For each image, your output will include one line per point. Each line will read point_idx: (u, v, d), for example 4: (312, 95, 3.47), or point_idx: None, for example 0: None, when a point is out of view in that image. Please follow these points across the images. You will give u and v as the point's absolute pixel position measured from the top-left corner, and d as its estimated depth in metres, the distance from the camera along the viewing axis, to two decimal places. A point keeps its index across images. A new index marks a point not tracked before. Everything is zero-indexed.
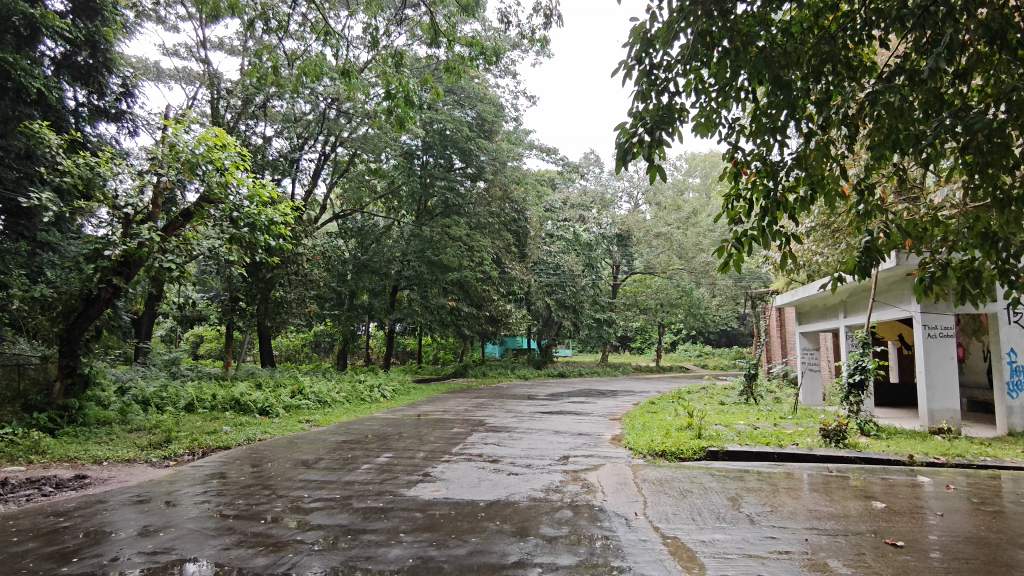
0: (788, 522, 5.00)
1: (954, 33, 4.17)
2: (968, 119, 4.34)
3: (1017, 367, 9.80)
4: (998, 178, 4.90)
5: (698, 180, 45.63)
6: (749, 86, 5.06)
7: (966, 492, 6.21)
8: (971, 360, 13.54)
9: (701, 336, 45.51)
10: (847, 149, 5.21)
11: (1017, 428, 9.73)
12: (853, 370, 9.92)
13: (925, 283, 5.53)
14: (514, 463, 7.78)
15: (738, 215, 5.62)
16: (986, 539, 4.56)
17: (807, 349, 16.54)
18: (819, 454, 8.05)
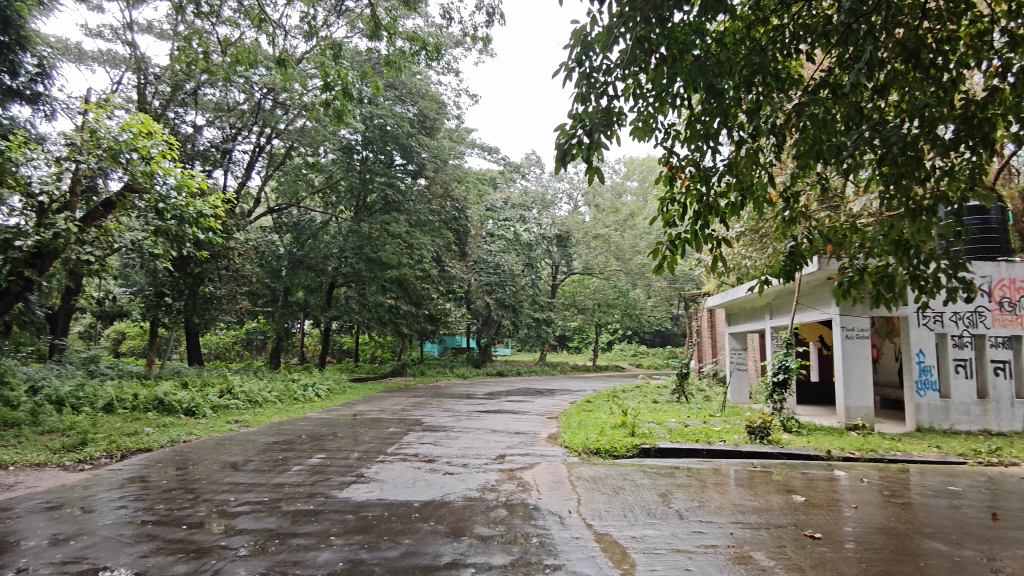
0: (714, 517, 5.16)
1: (874, 51, 4.41)
2: (885, 133, 4.60)
3: (925, 367, 10.46)
4: (910, 189, 5.21)
5: (636, 183, 46.62)
6: (684, 93, 5.22)
7: (878, 485, 6.58)
8: (884, 360, 14.35)
9: (636, 336, 46.47)
10: (774, 157, 5.43)
11: (924, 423, 10.37)
12: (778, 369, 10.33)
13: (844, 287, 5.84)
14: (450, 463, 7.72)
15: (672, 219, 5.75)
16: (895, 529, 4.83)
17: (737, 350, 17.13)
18: (744, 451, 8.36)
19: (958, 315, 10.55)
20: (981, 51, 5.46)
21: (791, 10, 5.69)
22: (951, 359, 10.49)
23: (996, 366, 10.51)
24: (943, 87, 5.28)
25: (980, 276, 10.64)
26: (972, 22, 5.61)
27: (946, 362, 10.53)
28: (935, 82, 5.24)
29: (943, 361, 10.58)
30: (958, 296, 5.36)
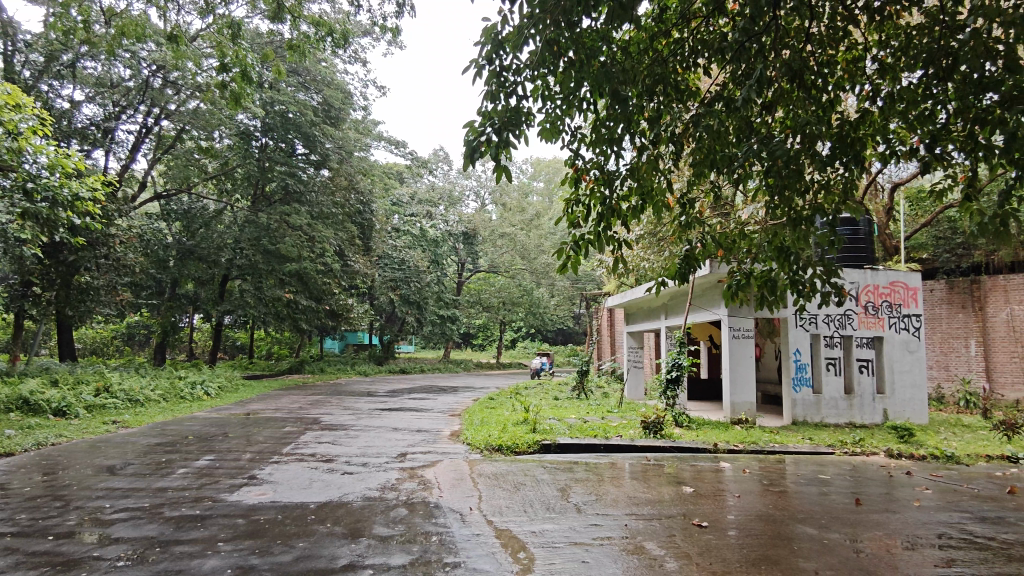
0: (610, 509, 5.34)
1: (763, 69, 4.73)
2: (771, 146, 4.93)
3: (801, 364, 11.32)
4: (792, 200, 5.62)
5: (542, 184, 47.37)
6: (590, 98, 5.36)
7: (758, 475, 7.06)
8: (765, 359, 15.41)
9: (539, 334, 47.26)
10: (672, 164, 5.68)
11: (799, 417, 11.19)
12: (671, 367, 10.89)
13: (733, 290, 6.20)
14: (349, 462, 7.52)
15: (576, 220, 5.86)
16: (773, 516, 5.20)
17: (634, 348, 17.81)
18: (639, 445, 8.70)
19: (829, 317, 11.54)
20: (855, 76, 5.98)
21: (690, 26, 5.98)
22: (823, 357, 11.42)
23: (860, 364, 11.55)
24: (821, 107, 5.73)
25: (849, 282, 11.66)
26: (848, 49, 6.12)
27: (819, 360, 11.46)
28: (815, 101, 5.68)
29: (816, 359, 11.51)
30: (831, 300, 5.82)
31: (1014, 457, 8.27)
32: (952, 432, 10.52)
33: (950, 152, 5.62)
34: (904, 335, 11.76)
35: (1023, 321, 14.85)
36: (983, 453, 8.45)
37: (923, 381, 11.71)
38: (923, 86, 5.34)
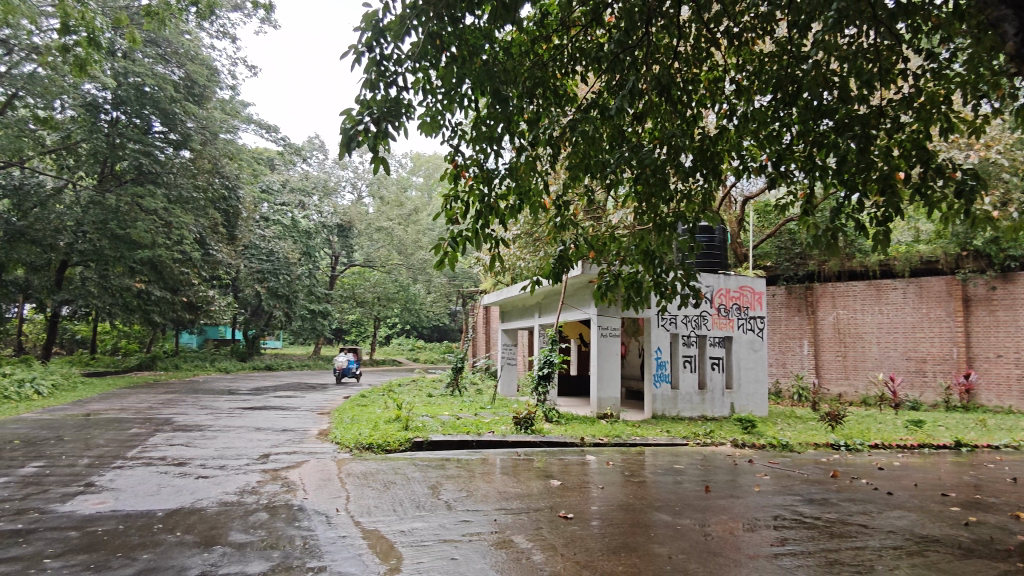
0: (480, 505, 5.39)
1: (635, 81, 5.00)
2: (641, 155, 5.24)
3: (661, 361, 12.06)
4: (657, 207, 5.99)
5: (421, 178, 46.82)
6: (471, 95, 5.38)
7: (620, 467, 7.43)
8: (629, 357, 16.27)
9: (414, 331, 46.73)
10: (549, 166, 5.81)
11: (658, 412, 11.90)
12: (543, 364, 11.19)
13: (602, 290, 6.45)
14: (204, 465, 7.02)
15: (454, 216, 5.80)
16: (632, 505, 5.49)
17: (507, 345, 18.10)
18: (510, 441, 8.86)
19: (687, 317, 12.39)
20: (716, 95, 6.46)
21: (570, 33, 6.17)
22: (681, 355, 12.25)
23: (713, 361, 12.53)
24: (685, 120, 6.15)
25: (705, 286, 12.54)
26: (710, 69, 6.58)
27: (677, 358, 12.26)
28: (680, 115, 6.09)
29: (675, 357, 12.31)
30: (689, 302, 6.23)
31: (836, 444, 9.31)
32: (787, 423, 11.67)
33: (793, 171, 6.22)
34: (750, 335, 12.87)
35: (847, 325, 17.00)
36: (812, 442, 9.44)
37: (764, 377, 12.90)
38: (772, 109, 5.91)
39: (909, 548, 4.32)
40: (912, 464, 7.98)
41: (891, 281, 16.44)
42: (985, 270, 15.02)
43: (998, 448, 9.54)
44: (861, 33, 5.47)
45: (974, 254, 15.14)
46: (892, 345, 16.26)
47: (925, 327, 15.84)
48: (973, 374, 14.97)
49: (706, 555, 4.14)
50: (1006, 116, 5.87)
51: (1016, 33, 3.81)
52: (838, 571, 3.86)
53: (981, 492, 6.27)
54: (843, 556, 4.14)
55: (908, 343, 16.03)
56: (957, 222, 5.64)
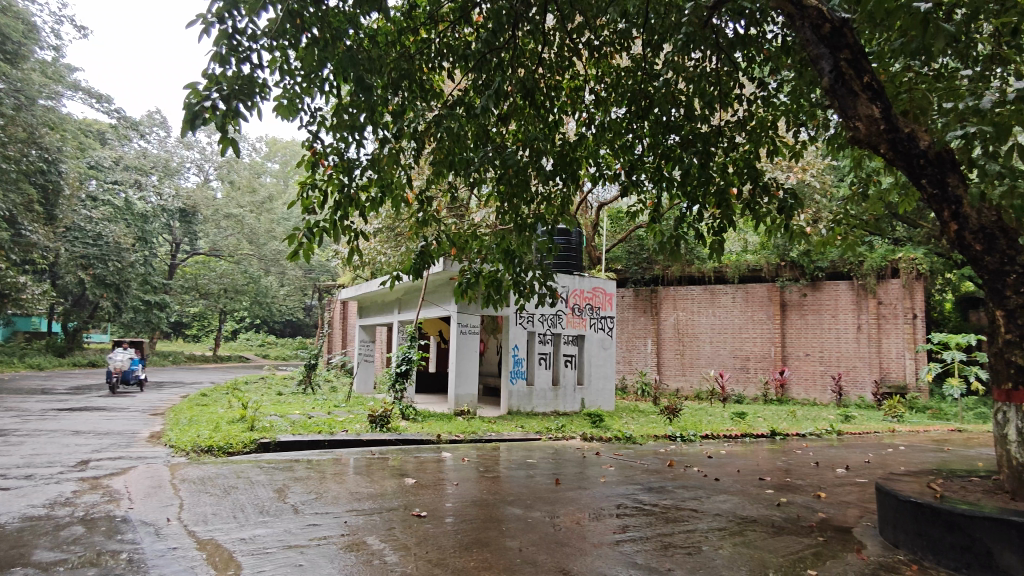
0: (330, 507, 5.20)
1: (500, 82, 5.07)
2: (504, 156, 5.32)
3: (518, 358, 12.35)
4: (518, 207, 6.12)
5: (276, 165, 44.39)
6: (333, 81, 5.17)
7: (475, 463, 7.51)
8: (488, 354, 16.49)
9: (265, 326, 44.13)
10: (413, 160, 5.71)
11: (513, 407, 12.16)
12: (401, 361, 11.03)
13: (462, 287, 6.43)
14: (4, 475, 6.11)
15: (311, 205, 5.51)
16: (486, 500, 5.57)
17: (365, 341, 17.62)
18: (364, 440, 8.64)
19: (543, 316, 12.78)
20: (576, 103, 6.73)
21: (438, 28, 6.14)
22: (536, 353, 12.62)
23: (566, 359, 13.04)
24: (546, 125, 6.36)
25: (561, 286, 13.01)
26: (571, 78, 6.79)
27: (533, 355, 12.61)
28: (542, 119, 6.27)
29: (531, 354, 12.65)
30: (545, 301, 6.41)
31: (673, 435, 10.07)
32: (631, 417, 12.44)
33: (643, 181, 6.62)
34: (601, 334, 13.57)
35: (685, 325, 18.45)
36: (652, 433, 10.14)
37: (612, 373, 13.66)
38: (626, 121, 6.27)
39: (732, 529, 4.77)
40: (735, 452, 8.84)
41: (723, 286, 18.08)
42: (799, 278, 17.03)
43: (804, 435, 10.85)
44: (706, 58, 5.99)
45: (790, 264, 17.10)
46: (722, 345, 17.88)
47: (749, 329, 17.63)
48: (786, 371, 16.90)
49: (555, 546, 4.28)
50: (819, 144, 6.65)
51: (830, 70, 4.35)
52: (672, 553, 4.16)
53: (790, 475, 7.08)
54: (677, 540, 4.47)
55: (736, 343, 17.72)
56: (777, 234, 6.32)
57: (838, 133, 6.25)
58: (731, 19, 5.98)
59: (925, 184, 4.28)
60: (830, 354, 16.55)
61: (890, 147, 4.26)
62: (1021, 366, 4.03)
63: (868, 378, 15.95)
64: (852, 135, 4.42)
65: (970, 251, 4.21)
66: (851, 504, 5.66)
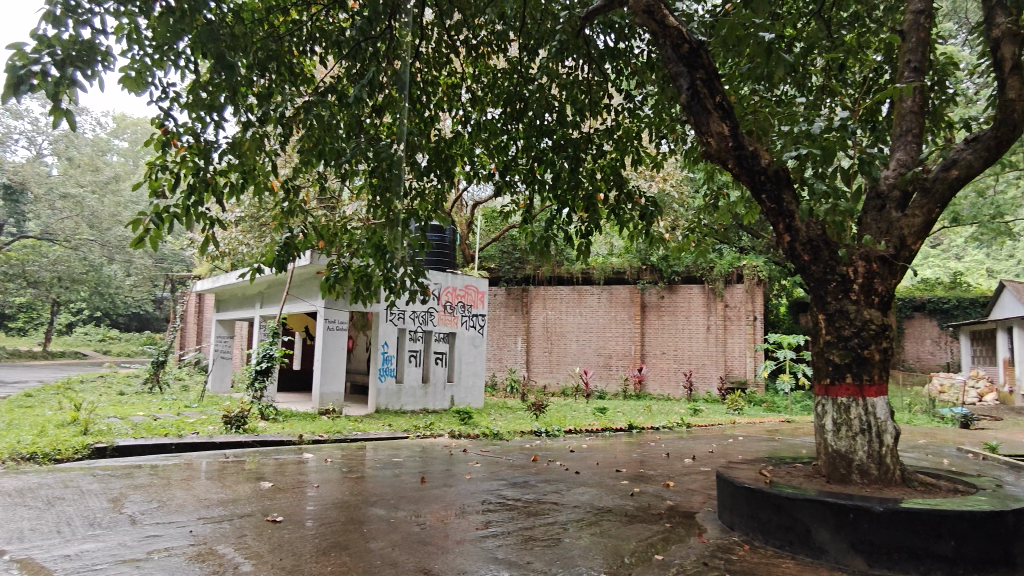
0: (174, 516, 4.80)
1: (374, 72, 4.93)
2: (378, 148, 5.18)
3: (387, 356, 12.08)
4: (391, 202, 5.99)
5: (125, 142, 40.40)
6: (189, 56, 4.79)
7: (338, 463, 7.27)
8: (356, 352, 16.02)
9: (106, 318, 40.01)
10: (279, 147, 5.40)
11: (381, 406, 11.90)
12: (261, 358, 10.43)
13: (329, 282, 6.19)
14: None
15: (160, 188, 5.03)
16: (348, 502, 5.40)
17: (222, 337, 16.52)
18: (217, 442, 8.10)
19: (415, 313, 12.62)
20: (452, 100, 6.73)
21: (310, 10, 5.88)
22: (406, 350, 12.44)
23: (436, 356, 13.01)
24: (421, 119, 6.30)
25: (434, 283, 12.91)
26: (448, 75, 6.76)
27: (402, 352, 12.41)
28: (417, 114, 6.19)
29: (400, 351, 12.45)
30: (416, 298, 6.33)
31: (538, 431, 10.36)
32: (499, 413, 12.65)
33: (516, 182, 6.73)
34: (472, 332, 13.68)
35: (554, 324, 19.01)
36: (519, 429, 10.36)
37: (481, 371, 13.84)
38: (501, 122, 6.37)
39: (589, 519, 4.98)
40: (596, 446, 9.26)
41: (590, 287, 18.82)
42: (657, 281, 18.15)
43: (658, 428, 11.60)
44: (577, 67, 6.24)
45: (650, 268, 18.17)
46: (588, 343, 18.63)
47: (613, 328, 18.51)
48: (645, 368, 17.97)
49: (417, 546, 4.24)
50: (678, 156, 7.11)
51: (687, 87, 4.69)
52: (531, 547, 4.27)
53: (644, 466, 7.53)
54: (537, 533, 4.59)
55: (600, 342, 18.53)
56: (638, 239, 6.70)
57: (694, 148, 6.71)
58: (602, 31, 6.24)
59: (764, 199, 4.72)
60: (683, 353, 17.79)
61: (736, 163, 4.67)
62: (837, 365, 4.53)
63: (715, 375, 17.35)
64: (705, 149, 4.80)
65: (799, 260, 4.70)
66: (695, 492, 6.12)
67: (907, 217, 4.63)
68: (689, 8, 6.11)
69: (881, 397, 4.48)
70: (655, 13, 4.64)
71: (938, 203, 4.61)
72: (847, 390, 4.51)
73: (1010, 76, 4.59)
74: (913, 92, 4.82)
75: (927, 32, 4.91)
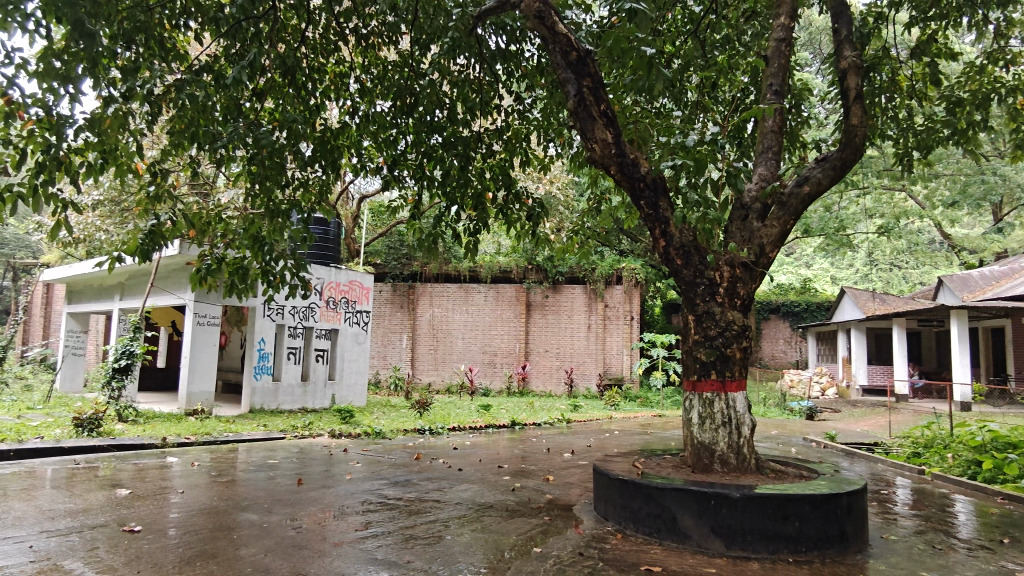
0: (11, 531, 4.30)
1: (256, 54, 4.67)
2: (257, 134, 4.90)
3: (264, 353, 11.50)
4: (271, 191, 5.72)
5: None
6: (40, 19, 4.28)
7: (207, 467, 6.84)
8: (229, 348, 15.11)
9: None
10: (147, 127, 4.98)
11: (256, 406, 11.31)
12: (120, 355, 9.58)
13: (200, 275, 5.78)
14: None
15: (2, 164, 4.47)
16: (216, 508, 5.09)
17: (73, 332, 15.02)
18: (66, 447, 7.36)
19: (295, 308, 12.10)
20: (339, 89, 6.52)
21: None
22: (285, 347, 11.90)
23: (317, 353, 12.57)
24: (306, 107, 6.04)
25: (316, 277, 12.44)
26: (335, 63, 6.54)
27: (280, 349, 11.86)
28: (301, 101, 5.94)
29: (278, 348, 11.89)
30: (297, 292, 6.07)
31: (422, 429, 10.29)
32: (382, 412, 12.43)
33: (404, 177, 6.64)
34: (355, 328, 13.36)
35: (440, 321, 18.93)
36: (402, 428, 10.23)
37: (364, 368, 13.57)
38: (390, 115, 6.25)
39: (470, 516, 5.03)
40: (479, 442, 9.34)
41: (477, 285, 18.90)
42: (542, 281, 18.60)
43: (540, 424, 11.89)
44: (469, 66, 6.25)
45: (536, 267, 18.54)
46: (473, 341, 18.74)
47: (498, 326, 18.71)
48: (528, 365, 18.38)
49: (291, 550, 4.08)
50: (564, 160, 7.31)
51: (575, 93, 4.86)
52: (412, 546, 4.24)
53: (525, 462, 7.70)
54: (418, 531, 4.57)
55: (486, 339, 18.69)
56: (525, 240, 6.81)
57: (580, 152, 6.93)
58: (494, 32, 6.30)
59: (643, 206, 4.97)
60: (565, 350, 18.36)
61: (617, 169, 4.90)
62: (704, 362, 4.87)
63: (594, 372, 18.12)
64: (589, 155, 4.98)
65: (672, 264, 4.99)
66: (573, 485, 6.35)
67: (766, 227, 5.05)
68: (577, 17, 6.30)
69: (740, 392, 4.86)
70: (545, 19, 4.75)
71: (792, 216, 5.08)
72: (712, 385, 4.85)
73: (853, 105, 5.14)
74: (774, 113, 5.25)
75: (786, 60, 5.37)
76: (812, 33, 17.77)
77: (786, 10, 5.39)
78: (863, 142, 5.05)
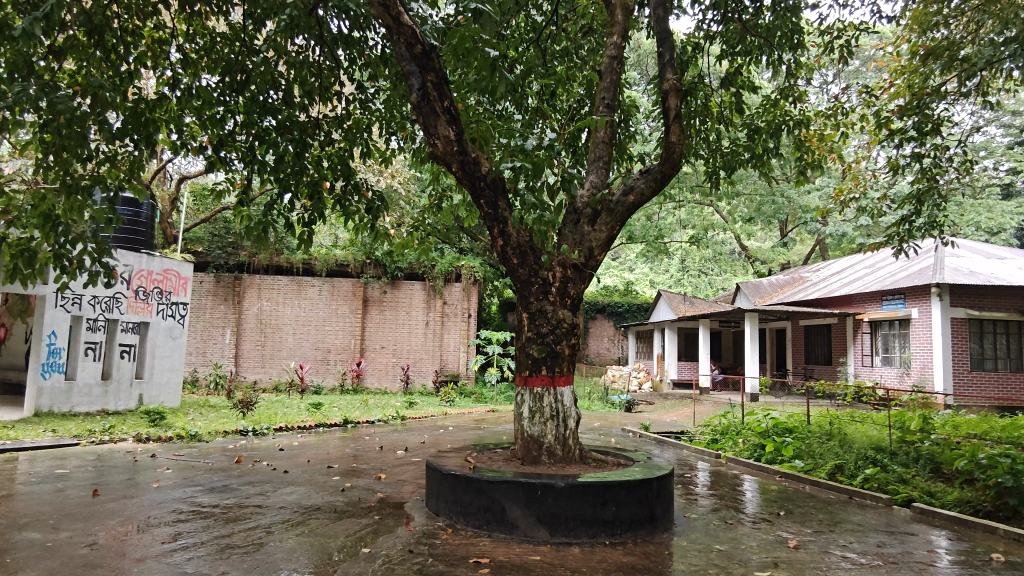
0: None
1: (55, 4, 4.07)
2: (53, 97, 4.29)
3: (55, 349, 10.05)
4: (69, 165, 5.03)
5: None
6: None
7: None
8: (10, 342, 13.03)
9: None
10: None
11: (42, 408, 9.85)
12: None
13: None
14: None
15: None
16: None
17: None
18: None
19: (95, 298, 10.73)
20: (158, 57, 5.90)
21: None
22: (82, 341, 10.52)
23: (122, 349, 11.26)
24: (116, 73, 5.40)
25: (123, 264, 11.12)
26: (154, 27, 5.90)
27: (76, 344, 10.46)
28: (110, 66, 5.29)
29: (73, 343, 10.46)
30: (98, 280, 5.36)
31: (244, 430, 9.63)
32: (198, 413, 11.44)
33: (231, 159, 6.16)
34: (168, 321, 12.16)
35: (269, 315, 17.81)
36: (221, 429, 9.50)
37: (179, 365, 12.35)
38: (217, 91, 5.76)
39: (294, 519, 4.80)
40: (308, 442, 8.93)
41: (310, 278, 18.00)
42: (381, 276, 18.24)
43: (372, 422, 11.65)
44: (308, 47, 5.95)
45: (374, 262, 18.15)
46: (305, 337, 17.88)
47: (333, 321, 18.00)
48: (363, 362, 17.93)
49: (82, 570, 3.62)
50: (406, 154, 7.20)
51: (418, 88, 4.82)
52: (228, 556, 3.95)
53: (355, 461, 7.49)
54: (235, 540, 4.26)
55: (319, 335, 17.91)
56: (362, 233, 6.61)
57: (422, 147, 6.88)
58: (336, 15, 6.05)
59: (482, 204, 5.07)
60: (402, 346, 18.18)
61: (459, 167, 4.94)
62: (535, 358, 5.07)
63: (430, 368, 18.15)
64: (431, 150, 4.98)
65: (509, 264, 5.14)
66: (405, 482, 6.31)
67: (595, 231, 5.38)
68: (423, 10, 6.26)
69: (567, 386, 5.13)
70: (390, 8, 4.67)
71: (618, 221, 5.46)
72: (542, 380, 5.06)
73: (672, 123, 5.61)
74: (606, 125, 5.58)
75: (617, 76, 5.75)
76: (639, 55, 19.25)
77: (618, 30, 5.73)
78: (680, 159, 5.52)
